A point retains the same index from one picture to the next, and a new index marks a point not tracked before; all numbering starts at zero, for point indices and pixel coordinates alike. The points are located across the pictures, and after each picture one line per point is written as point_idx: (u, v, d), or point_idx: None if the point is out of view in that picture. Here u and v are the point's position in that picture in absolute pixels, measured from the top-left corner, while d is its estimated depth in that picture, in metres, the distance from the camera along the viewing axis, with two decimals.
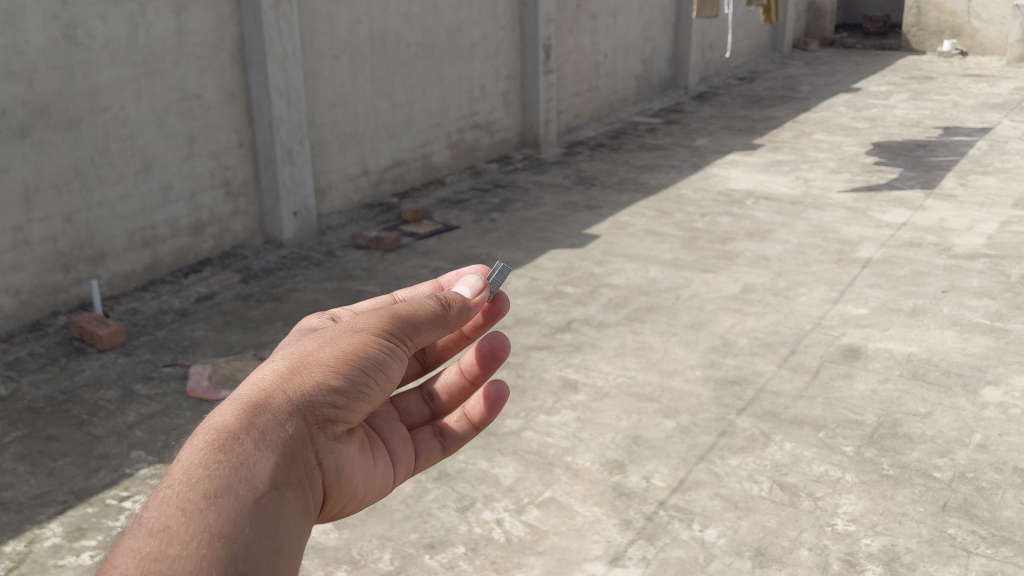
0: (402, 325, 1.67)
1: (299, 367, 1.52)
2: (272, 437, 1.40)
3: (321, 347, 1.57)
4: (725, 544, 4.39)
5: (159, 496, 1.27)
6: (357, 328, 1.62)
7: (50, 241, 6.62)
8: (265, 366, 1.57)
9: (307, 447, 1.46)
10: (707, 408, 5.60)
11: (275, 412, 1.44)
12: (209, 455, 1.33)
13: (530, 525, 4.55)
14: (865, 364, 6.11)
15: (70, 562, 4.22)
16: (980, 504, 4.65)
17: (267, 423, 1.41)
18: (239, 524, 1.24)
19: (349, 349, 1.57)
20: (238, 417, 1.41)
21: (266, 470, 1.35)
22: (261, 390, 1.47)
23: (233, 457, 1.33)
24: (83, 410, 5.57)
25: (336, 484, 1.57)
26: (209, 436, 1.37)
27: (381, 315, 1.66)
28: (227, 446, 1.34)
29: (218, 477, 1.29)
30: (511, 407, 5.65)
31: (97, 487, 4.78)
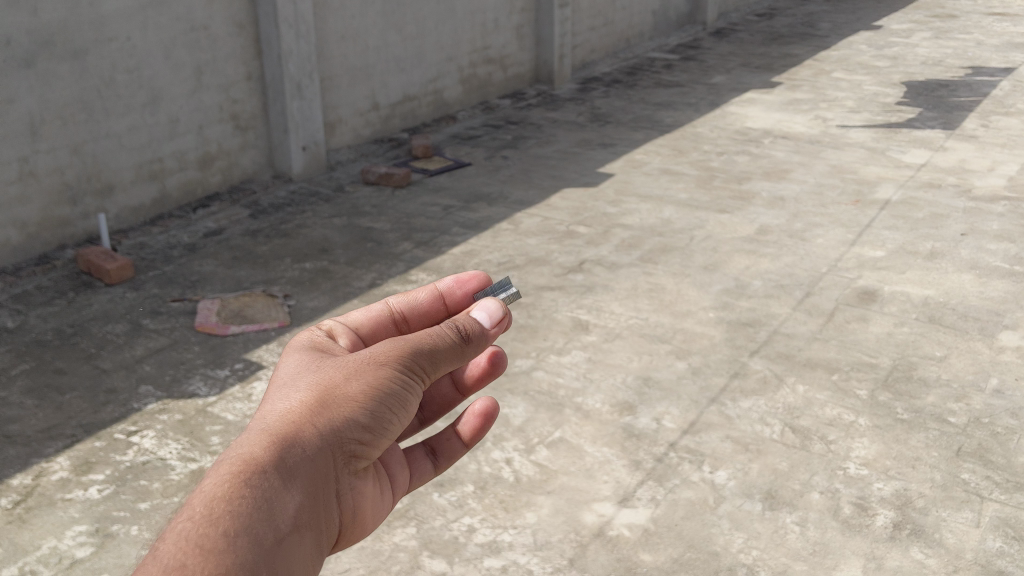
0: (428, 355, 1.59)
1: (326, 400, 1.46)
2: (295, 476, 1.35)
3: (349, 376, 1.51)
4: (736, 487, 4.35)
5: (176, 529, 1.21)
6: (384, 358, 1.54)
7: (56, 173, 6.53)
8: (281, 391, 1.49)
9: (324, 488, 1.41)
10: (720, 350, 5.53)
11: (302, 447, 1.38)
12: (232, 487, 1.27)
13: (540, 465, 4.51)
14: (881, 308, 6.02)
15: (78, 495, 4.16)
16: (994, 450, 4.59)
17: (291, 459, 1.36)
18: (255, 571, 1.19)
19: (379, 383, 1.50)
20: (260, 449, 1.35)
21: (286, 513, 1.29)
22: (285, 420, 1.41)
23: (255, 497, 1.27)
24: (91, 344, 5.55)
25: (348, 518, 1.52)
26: (233, 467, 1.31)
27: (411, 343, 1.58)
28: (250, 481, 1.29)
29: (240, 517, 1.23)
30: (522, 346, 5.60)
31: (105, 421, 4.77)
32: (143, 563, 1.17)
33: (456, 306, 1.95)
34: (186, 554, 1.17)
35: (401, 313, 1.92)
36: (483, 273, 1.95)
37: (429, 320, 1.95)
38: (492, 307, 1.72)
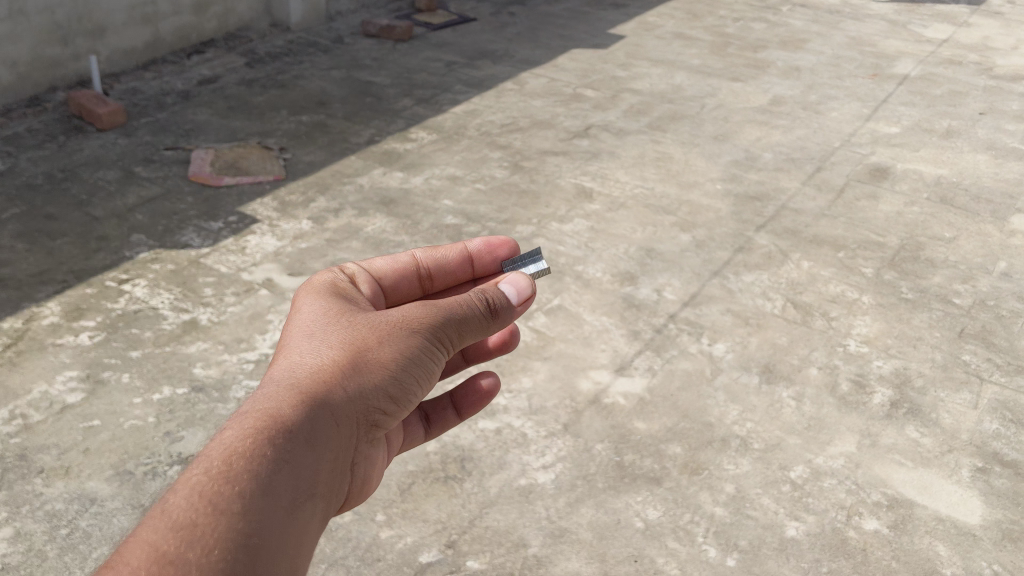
0: (447, 328, 1.65)
1: (350, 364, 1.50)
2: (317, 437, 1.37)
3: (372, 344, 1.55)
4: (733, 360, 4.29)
5: (203, 471, 1.22)
6: (404, 328, 1.59)
7: (46, 11, 6.24)
8: (304, 346, 1.52)
9: (342, 453, 1.44)
10: (726, 223, 5.42)
11: (324, 408, 1.41)
12: (253, 441, 1.28)
13: (537, 331, 4.45)
14: (892, 186, 5.88)
15: (69, 342, 4.09)
16: (997, 333, 4.54)
17: (314, 419, 1.38)
18: (269, 531, 1.20)
19: (402, 352, 1.56)
20: (285, 404, 1.37)
21: (308, 474, 1.32)
22: (309, 379, 1.44)
23: (281, 451, 1.29)
24: (82, 190, 5.40)
25: (355, 483, 1.55)
26: (255, 421, 1.32)
27: (432, 318, 1.63)
28: (278, 434, 1.31)
29: (268, 470, 1.25)
30: (523, 211, 5.47)
31: (96, 268, 4.67)
32: (167, 500, 1.18)
33: (480, 269, 2.07)
34: (215, 500, 1.18)
35: (426, 268, 2.01)
36: (511, 241, 2.08)
37: (451, 278, 2.06)
38: (522, 282, 1.83)
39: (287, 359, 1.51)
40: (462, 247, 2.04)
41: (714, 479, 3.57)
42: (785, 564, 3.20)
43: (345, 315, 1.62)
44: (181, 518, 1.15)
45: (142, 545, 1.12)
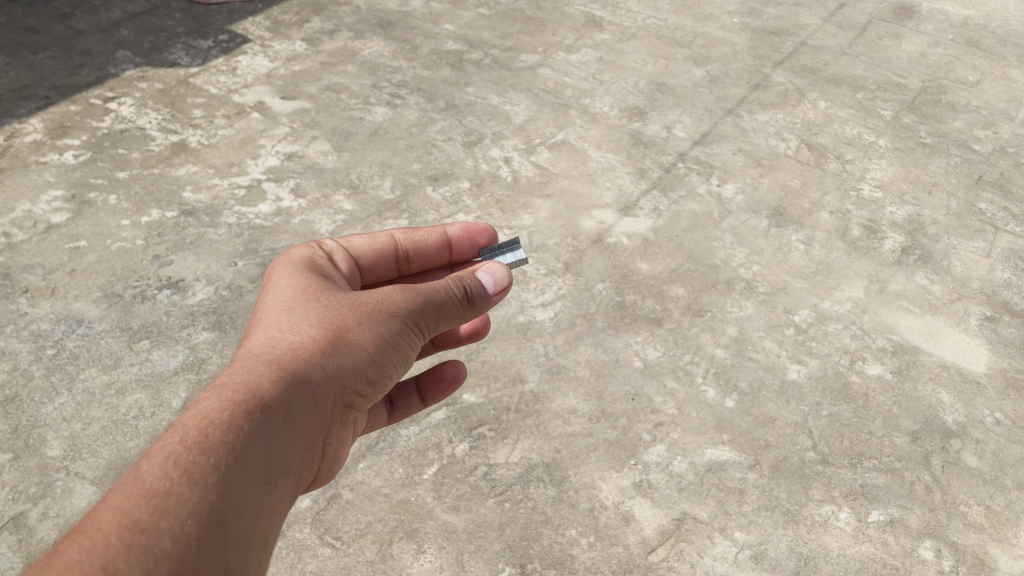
0: (425, 312, 1.57)
1: (334, 339, 1.41)
2: (294, 417, 1.28)
3: (356, 318, 1.46)
4: (743, 202, 4.12)
5: (176, 445, 1.12)
6: (390, 308, 1.51)
7: None
8: (285, 318, 1.42)
9: (316, 438, 1.35)
10: (741, 59, 5.16)
11: (304, 387, 1.32)
12: (231, 415, 1.19)
13: (539, 167, 4.21)
14: (917, 26, 5.60)
15: (53, 160, 3.91)
16: (1016, 182, 4.39)
17: (293, 398, 1.29)
18: (243, 520, 1.11)
19: (385, 334, 1.47)
20: (264, 380, 1.27)
21: (280, 460, 1.23)
22: (290, 355, 1.35)
23: (258, 432, 1.20)
24: (63, 3, 5.10)
25: (323, 463, 1.47)
26: (233, 393, 1.23)
27: (416, 299, 1.55)
28: (253, 414, 1.21)
29: (242, 451, 1.16)
30: (529, 40, 5.19)
31: (80, 86, 4.44)
32: (135, 473, 1.07)
33: (456, 254, 1.96)
34: (188, 476, 1.08)
35: (400, 250, 1.87)
36: (490, 229, 2.04)
37: (428, 261, 1.95)
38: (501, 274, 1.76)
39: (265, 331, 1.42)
40: (437, 232, 1.90)
41: (716, 321, 3.48)
42: (784, 406, 3.14)
43: (324, 288, 1.52)
44: (152, 489, 1.05)
45: (109, 512, 1.01)
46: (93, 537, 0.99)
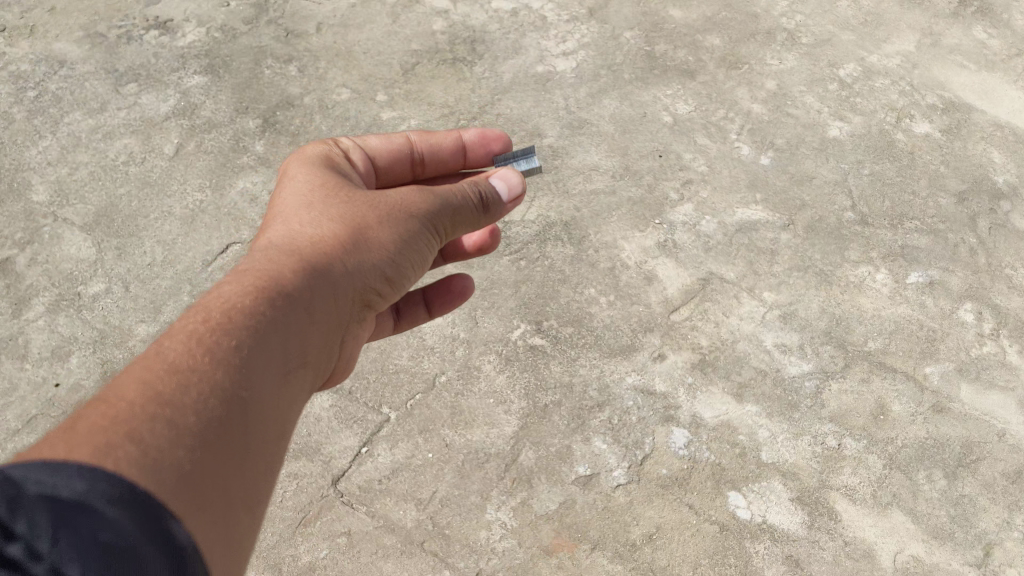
0: (442, 215, 1.54)
1: (352, 236, 1.41)
2: (311, 313, 1.30)
3: (375, 211, 1.46)
4: None
5: (199, 325, 1.17)
6: (409, 208, 1.49)
7: None
8: (303, 213, 1.43)
9: (333, 334, 1.37)
10: None
11: (326, 282, 1.34)
12: (251, 300, 1.23)
13: None
14: None
15: None
16: None
17: (312, 288, 1.31)
18: (259, 407, 1.15)
19: (405, 236, 1.46)
20: (282, 270, 1.30)
21: (293, 352, 1.26)
22: (308, 246, 1.36)
23: (275, 322, 1.23)
24: None
25: (340, 362, 1.49)
26: (257, 278, 1.27)
27: (433, 199, 1.52)
28: (273, 302, 1.24)
29: (261, 337, 1.19)
30: None
31: None
32: (162, 347, 1.12)
33: (471, 165, 1.83)
34: (210, 354, 1.12)
35: (419, 154, 1.75)
36: (506, 136, 1.86)
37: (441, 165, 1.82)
38: (513, 179, 1.68)
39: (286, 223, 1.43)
40: (458, 136, 1.78)
41: (755, 74, 3.19)
42: (823, 165, 2.91)
43: (344, 187, 1.51)
44: (175, 363, 1.10)
45: (132, 383, 1.05)
46: (117, 405, 1.02)
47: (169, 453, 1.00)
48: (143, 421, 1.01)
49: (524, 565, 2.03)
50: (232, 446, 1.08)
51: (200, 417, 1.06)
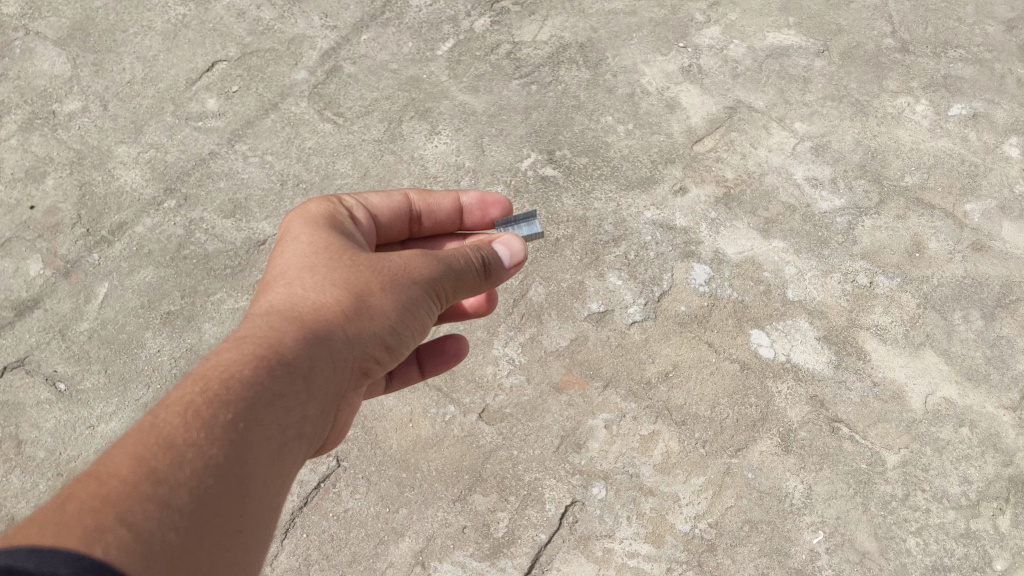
0: (451, 279, 1.35)
1: (355, 303, 1.24)
2: (308, 389, 1.16)
3: (380, 276, 1.28)
4: None
5: (196, 393, 1.05)
6: (416, 273, 1.30)
7: None
8: (304, 274, 1.27)
9: (330, 407, 1.22)
10: None
11: (324, 356, 1.19)
12: (248, 372, 1.10)
13: None
14: None
15: None
16: None
17: (313, 358, 1.17)
18: (247, 495, 1.04)
19: (410, 307, 1.28)
20: (284, 335, 1.16)
21: (289, 426, 1.13)
22: (308, 311, 1.21)
23: (269, 399, 1.10)
24: None
25: (333, 433, 1.34)
26: (255, 344, 1.14)
27: (443, 259, 1.34)
28: (273, 373, 1.12)
29: (257, 411, 1.08)
30: None
31: None
32: (158, 414, 1.02)
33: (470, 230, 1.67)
34: (207, 429, 1.02)
35: (417, 214, 1.60)
36: (506, 202, 1.69)
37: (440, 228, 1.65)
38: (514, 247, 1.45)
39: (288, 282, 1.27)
40: (460, 197, 1.63)
41: None
42: None
43: (350, 245, 1.33)
44: (169, 438, 1.00)
45: (125, 457, 0.96)
46: (109, 480, 0.93)
47: (158, 537, 0.92)
48: (139, 498, 0.93)
49: (533, 403, 1.93)
50: (227, 521, 1.01)
51: (194, 495, 0.97)
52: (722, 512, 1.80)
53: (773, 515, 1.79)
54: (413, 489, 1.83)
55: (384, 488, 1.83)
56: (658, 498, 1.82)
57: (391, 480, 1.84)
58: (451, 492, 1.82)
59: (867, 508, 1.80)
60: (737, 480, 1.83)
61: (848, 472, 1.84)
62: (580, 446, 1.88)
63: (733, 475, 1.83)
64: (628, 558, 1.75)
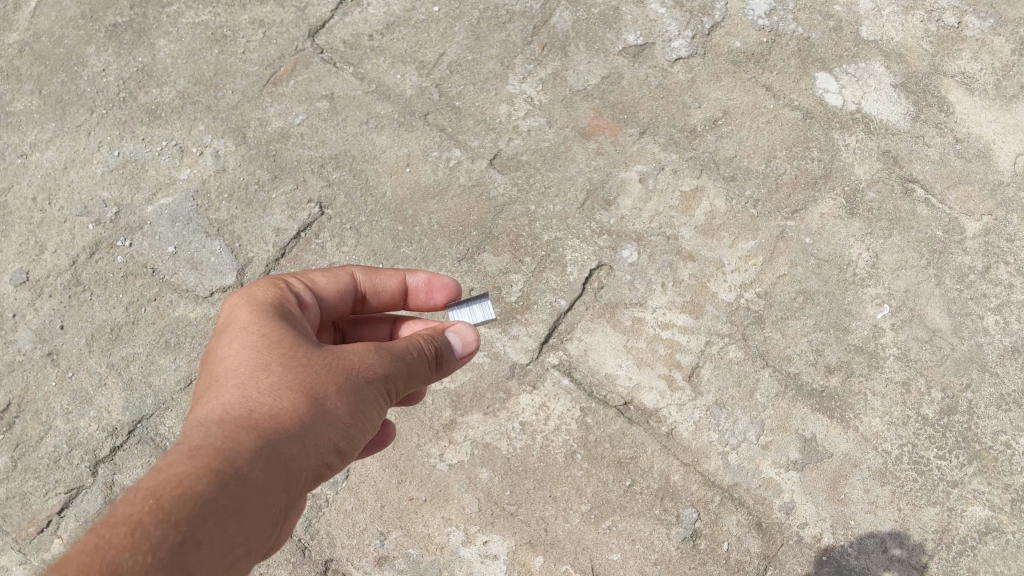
0: (413, 373, 1.02)
1: (309, 411, 0.91)
2: (252, 535, 0.83)
3: (338, 373, 0.95)
4: None
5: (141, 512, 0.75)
6: (380, 364, 0.98)
7: None
8: (251, 368, 0.93)
9: (275, 536, 0.90)
10: None
11: (279, 474, 0.86)
12: (197, 492, 0.78)
13: None
14: None
15: None
16: None
17: (266, 483, 0.85)
18: None
19: (373, 405, 0.96)
20: (229, 448, 0.84)
21: (234, 560, 0.81)
22: (251, 419, 0.88)
23: (213, 544, 0.78)
24: None
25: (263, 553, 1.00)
26: (199, 453, 0.82)
27: (408, 344, 1.02)
28: (224, 495, 0.80)
29: (202, 543, 0.77)
30: None
31: None
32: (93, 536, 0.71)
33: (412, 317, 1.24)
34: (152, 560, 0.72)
35: (363, 297, 1.19)
36: (456, 285, 1.25)
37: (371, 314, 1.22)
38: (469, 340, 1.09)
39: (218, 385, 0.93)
40: (410, 275, 1.21)
41: None
42: None
43: (303, 331, 1.00)
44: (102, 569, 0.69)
45: None
46: None
47: None
48: None
49: (554, 150, 1.64)
50: None
51: None
52: (773, 281, 1.54)
53: (833, 286, 1.54)
54: (411, 245, 1.53)
55: (376, 241, 1.53)
56: (699, 263, 1.55)
57: (384, 234, 1.54)
58: (456, 250, 1.54)
59: (941, 281, 1.55)
60: (792, 246, 1.56)
61: (922, 241, 1.58)
62: (610, 203, 1.59)
63: (788, 241, 1.57)
64: (662, 330, 1.52)
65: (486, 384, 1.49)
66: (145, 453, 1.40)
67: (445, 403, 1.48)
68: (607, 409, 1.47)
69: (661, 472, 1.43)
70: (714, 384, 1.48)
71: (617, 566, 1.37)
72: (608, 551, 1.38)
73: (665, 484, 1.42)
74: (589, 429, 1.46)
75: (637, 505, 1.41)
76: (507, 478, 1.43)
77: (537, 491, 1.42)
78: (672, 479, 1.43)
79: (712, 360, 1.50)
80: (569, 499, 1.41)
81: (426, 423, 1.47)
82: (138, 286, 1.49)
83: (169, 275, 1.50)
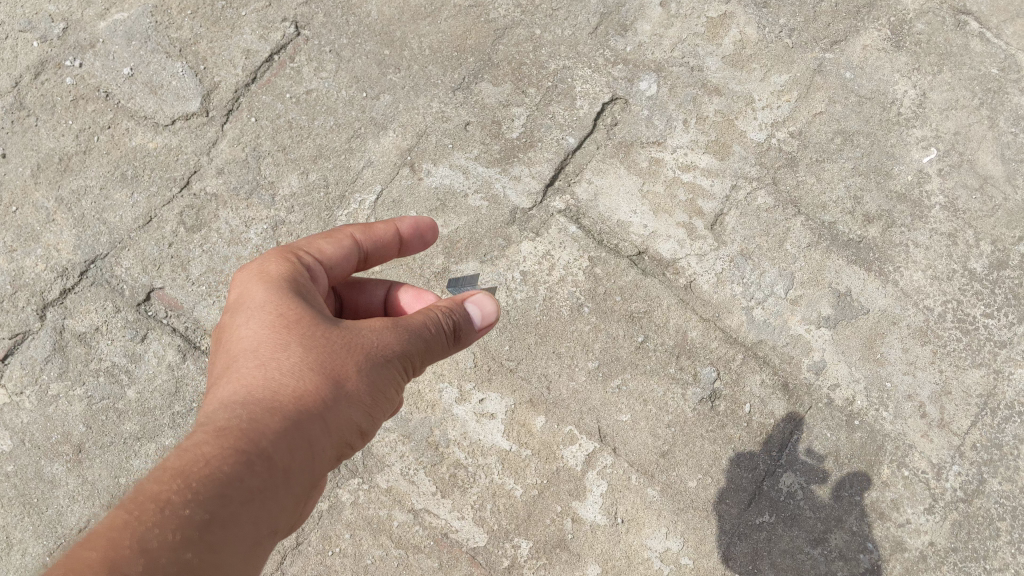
0: (439, 346, 0.86)
1: (326, 391, 0.77)
2: (276, 526, 0.72)
3: (358, 352, 0.80)
4: None
5: (168, 492, 0.65)
6: (406, 337, 0.83)
7: None
8: (265, 341, 0.79)
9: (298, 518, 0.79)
10: None
11: (304, 462, 0.74)
12: (218, 484, 0.67)
13: None
14: None
15: None
16: None
17: (285, 467, 0.73)
18: None
19: (397, 384, 0.83)
20: (245, 431, 0.72)
21: (258, 552, 0.71)
22: (266, 400, 0.75)
23: (235, 537, 0.68)
24: None
25: None
26: (218, 440, 0.70)
27: (430, 317, 0.85)
28: (251, 479, 0.70)
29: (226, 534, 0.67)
30: None
31: None
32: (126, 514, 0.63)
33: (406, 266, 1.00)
34: (177, 546, 0.63)
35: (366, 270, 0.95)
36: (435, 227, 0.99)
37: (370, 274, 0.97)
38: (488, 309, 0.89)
39: (226, 364, 0.80)
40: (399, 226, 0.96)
41: None
42: None
43: (317, 300, 0.84)
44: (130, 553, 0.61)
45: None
46: None
47: None
48: None
49: None
50: None
51: None
52: (808, 119, 1.39)
53: (875, 127, 1.39)
54: (398, 71, 1.39)
55: (360, 67, 1.39)
56: (727, 99, 1.40)
57: (369, 58, 1.40)
58: (451, 78, 1.39)
59: (995, 124, 1.40)
60: (831, 81, 1.42)
61: (973, 78, 1.42)
62: (627, 28, 1.44)
63: (826, 75, 1.42)
64: (682, 173, 1.35)
65: (483, 230, 1.31)
66: (99, 297, 1.24)
67: (437, 250, 1.29)
68: (619, 260, 1.31)
69: (678, 328, 1.28)
70: (739, 233, 1.32)
71: (627, 428, 1.24)
72: (617, 412, 1.25)
73: (682, 341, 1.28)
74: (598, 281, 1.30)
75: (649, 364, 1.27)
76: (506, 333, 1.28)
77: (538, 347, 1.27)
78: (690, 336, 1.28)
79: (737, 207, 1.34)
80: (575, 356, 1.27)
81: (414, 269, 1.28)
82: (90, 113, 1.33)
83: (125, 100, 1.34)
